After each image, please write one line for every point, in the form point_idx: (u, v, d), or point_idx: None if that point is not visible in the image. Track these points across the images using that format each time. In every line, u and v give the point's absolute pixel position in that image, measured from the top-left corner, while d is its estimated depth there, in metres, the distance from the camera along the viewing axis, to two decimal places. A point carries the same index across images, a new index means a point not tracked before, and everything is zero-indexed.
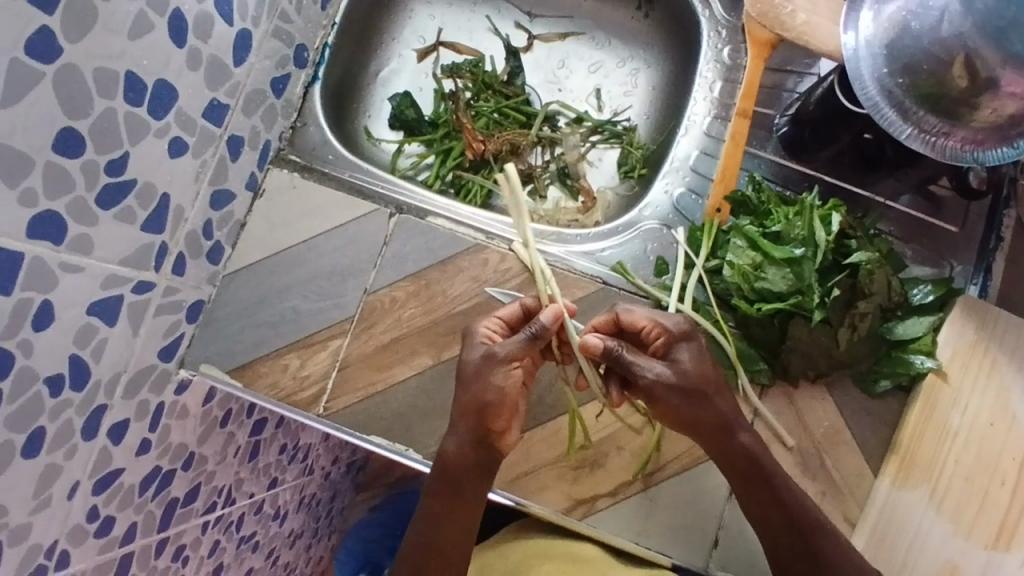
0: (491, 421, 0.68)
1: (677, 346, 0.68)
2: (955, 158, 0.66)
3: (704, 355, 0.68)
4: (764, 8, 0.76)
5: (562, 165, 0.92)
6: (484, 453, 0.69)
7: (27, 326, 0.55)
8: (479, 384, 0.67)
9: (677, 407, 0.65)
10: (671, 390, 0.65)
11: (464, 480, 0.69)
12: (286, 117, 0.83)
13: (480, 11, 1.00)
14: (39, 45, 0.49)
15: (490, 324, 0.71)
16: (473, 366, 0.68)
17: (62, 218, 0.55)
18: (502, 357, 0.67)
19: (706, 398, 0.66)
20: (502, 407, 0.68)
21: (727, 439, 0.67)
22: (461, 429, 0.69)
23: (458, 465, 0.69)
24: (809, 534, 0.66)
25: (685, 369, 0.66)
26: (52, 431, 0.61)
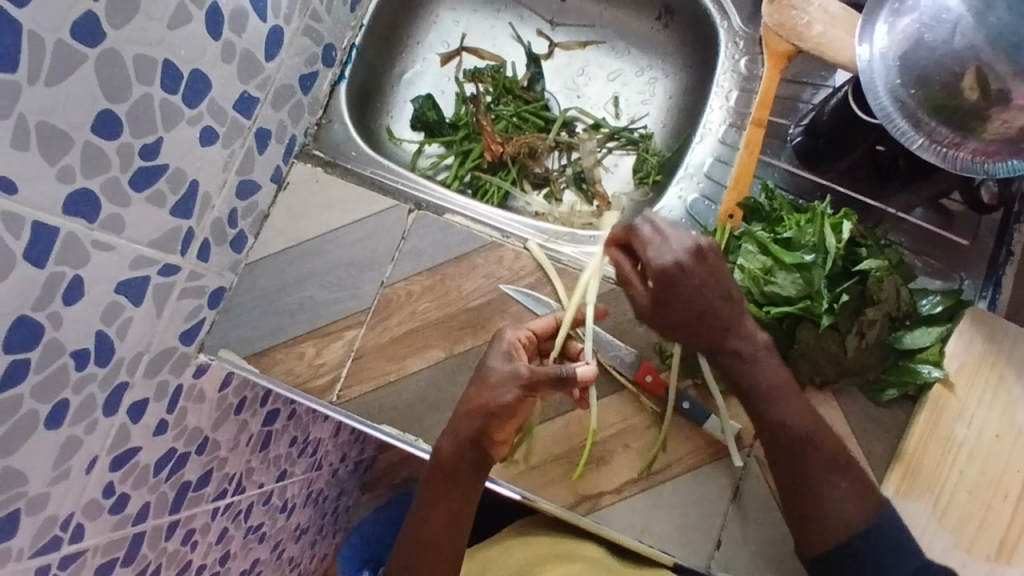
0: (493, 430, 0.70)
1: (666, 287, 0.67)
2: (967, 170, 0.66)
3: (699, 288, 0.66)
4: (781, 19, 0.78)
5: (579, 170, 0.94)
6: (479, 455, 0.71)
7: (58, 299, 0.57)
8: (492, 391, 0.70)
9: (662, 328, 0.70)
10: (654, 320, 0.69)
11: (458, 477, 0.72)
12: (312, 113, 0.86)
13: (503, 18, 1.02)
14: (84, 29, 0.52)
15: (523, 337, 0.74)
16: (496, 374, 0.70)
17: (97, 196, 0.58)
18: (526, 379, 0.68)
19: (688, 330, 0.68)
20: (507, 422, 0.70)
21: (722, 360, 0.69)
22: (462, 429, 0.70)
23: (453, 462, 0.71)
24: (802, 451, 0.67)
25: (669, 307, 0.68)
26: (75, 404, 0.63)
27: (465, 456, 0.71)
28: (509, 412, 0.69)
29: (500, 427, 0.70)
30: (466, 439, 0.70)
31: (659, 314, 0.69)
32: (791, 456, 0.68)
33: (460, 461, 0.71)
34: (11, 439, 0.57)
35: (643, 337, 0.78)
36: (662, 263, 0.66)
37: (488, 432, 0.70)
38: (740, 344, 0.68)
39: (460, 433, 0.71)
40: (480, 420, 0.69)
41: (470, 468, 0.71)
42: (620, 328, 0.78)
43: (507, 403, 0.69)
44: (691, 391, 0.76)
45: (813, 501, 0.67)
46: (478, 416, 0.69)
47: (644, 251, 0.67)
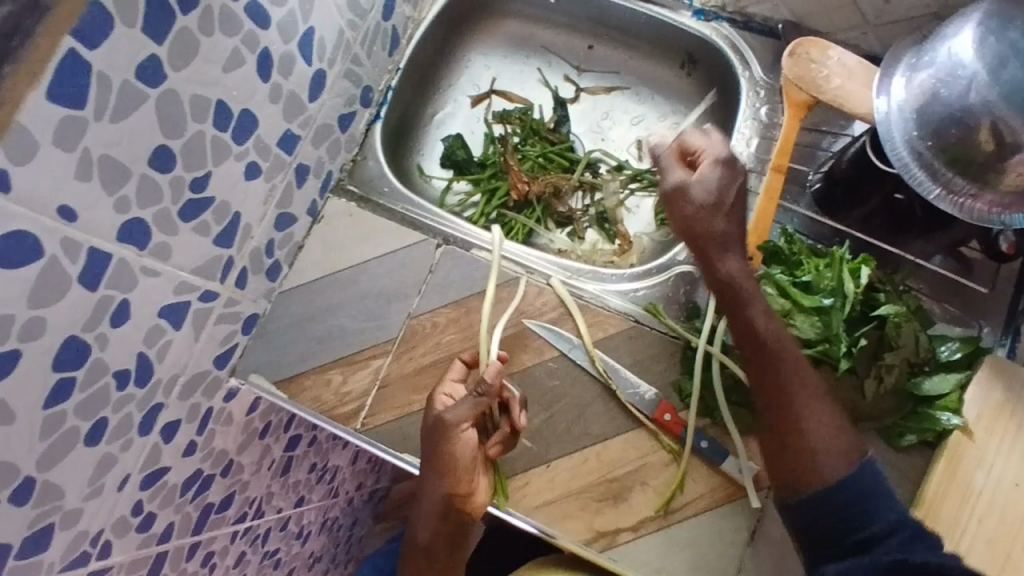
0: (454, 482, 0.75)
1: (716, 165, 0.74)
2: (983, 220, 0.69)
3: (730, 192, 0.73)
4: (800, 72, 0.81)
5: (601, 210, 0.96)
6: (456, 511, 0.78)
7: (106, 321, 0.60)
8: (440, 450, 0.74)
9: (686, 214, 0.73)
10: (688, 195, 0.73)
11: (445, 533, 0.81)
12: (349, 150, 0.90)
13: (532, 63, 1.07)
14: (147, 70, 0.56)
15: (451, 390, 0.78)
16: (431, 429, 0.75)
17: (148, 225, 0.61)
18: (451, 423, 0.74)
19: (715, 212, 0.72)
20: (460, 470, 0.74)
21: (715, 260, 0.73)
22: (432, 488, 0.77)
23: (436, 514, 0.79)
24: (780, 383, 0.68)
25: (714, 186, 0.73)
26: (114, 422, 0.65)
27: (444, 516, 0.79)
28: (456, 460, 0.74)
29: (455, 477, 0.75)
30: (439, 494, 0.77)
31: (700, 190, 0.73)
32: (778, 386, 0.68)
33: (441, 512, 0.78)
34: (53, 454, 0.59)
35: (664, 375, 0.79)
36: (717, 148, 0.75)
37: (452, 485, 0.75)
38: (730, 266, 0.72)
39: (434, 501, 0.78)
40: (439, 476, 0.75)
41: (450, 517, 0.79)
42: (640, 365, 0.80)
43: (453, 453, 0.74)
44: (710, 430, 0.77)
45: (798, 426, 0.66)
46: (438, 471, 0.75)
47: (704, 142, 0.76)
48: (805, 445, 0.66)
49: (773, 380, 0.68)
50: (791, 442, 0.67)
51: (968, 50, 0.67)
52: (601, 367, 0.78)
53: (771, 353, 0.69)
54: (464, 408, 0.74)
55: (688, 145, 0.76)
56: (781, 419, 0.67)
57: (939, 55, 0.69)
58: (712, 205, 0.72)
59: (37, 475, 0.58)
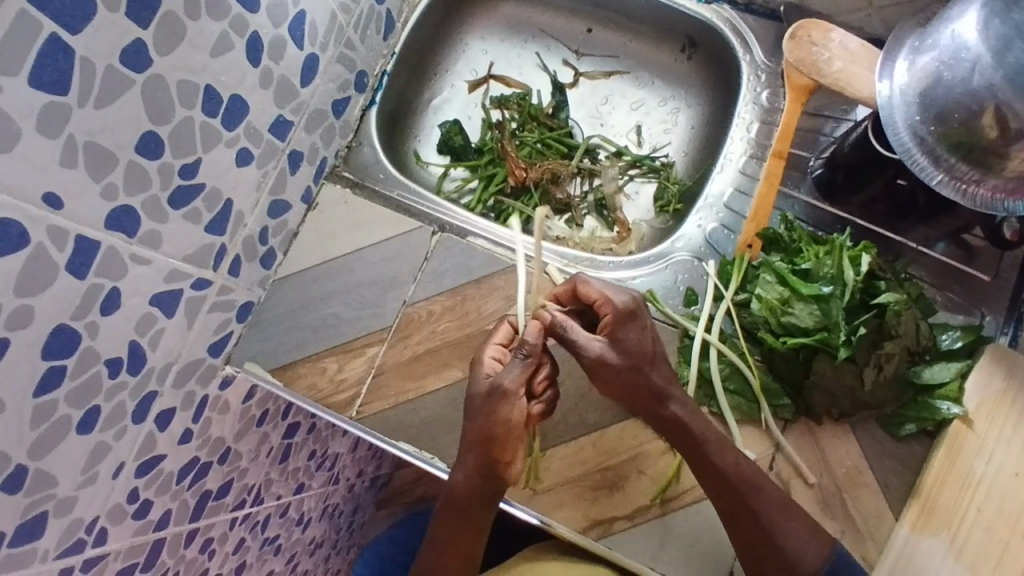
0: (500, 454, 0.70)
1: (621, 326, 0.71)
2: (986, 207, 0.68)
3: (646, 333, 0.71)
4: (801, 54, 0.79)
5: (600, 197, 0.95)
6: (492, 484, 0.72)
7: (95, 309, 0.59)
8: (491, 417, 0.70)
9: (608, 377, 0.70)
10: (613, 363, 0.70)
11: (473, 505, 0.74)
12: (343, 136, 0.89)
13: (530, 48, 1.05)
14: (132, 55, 0.55)
15: (495, 351, 0.75)
16: (486, 394, 0.70)
17: (137, 212, 0.61)
18: (508, 389, 0.69)
19: (639, 371, 0.70)
20: (510, 440, 0.69)
21: (657, 407, 0.70)
22: (472, 461, 0.72)
23: (467, 494, 0.73)
24: (751, 502, 0.68)
25: (627, 348, 0.70)
26: (107, 410, 0.65)
27: (478, 487, 0.72)
28: (508, 429, 0.69)
29: (503, 446, 0.69)
30: (479, 470, 0.71)
31: (619, 356, 0.70)
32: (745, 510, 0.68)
33: (476, 494, 0.72)
34: (44, 441, 0.59)
35: None
36: (616, 307, 0.71)
37: (497, 459, 0.70)
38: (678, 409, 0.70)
39: (469, 465, 0.72)
40: (483, 446, 0.70)
41: (485, 499, 0.73)
42: None
43: (504, 422, 0.69)
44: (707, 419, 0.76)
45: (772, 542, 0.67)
46: (483, 442, 0.70)
47: (595, 291, 0.72)
48: (783, 556, 0.67)
49: (743, 500, 0.68)
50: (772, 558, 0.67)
51: (973, 33, 0.65)
52: None
53: (737, 485, 0.68)
54: (520, 372, 0.70)
55: (581, 290, 0.73)
56: (754, 538, 0.67)
57: (943, 37, 0.67)
58: (632, 367, 0.70)
59: (29, 463, 0.58)
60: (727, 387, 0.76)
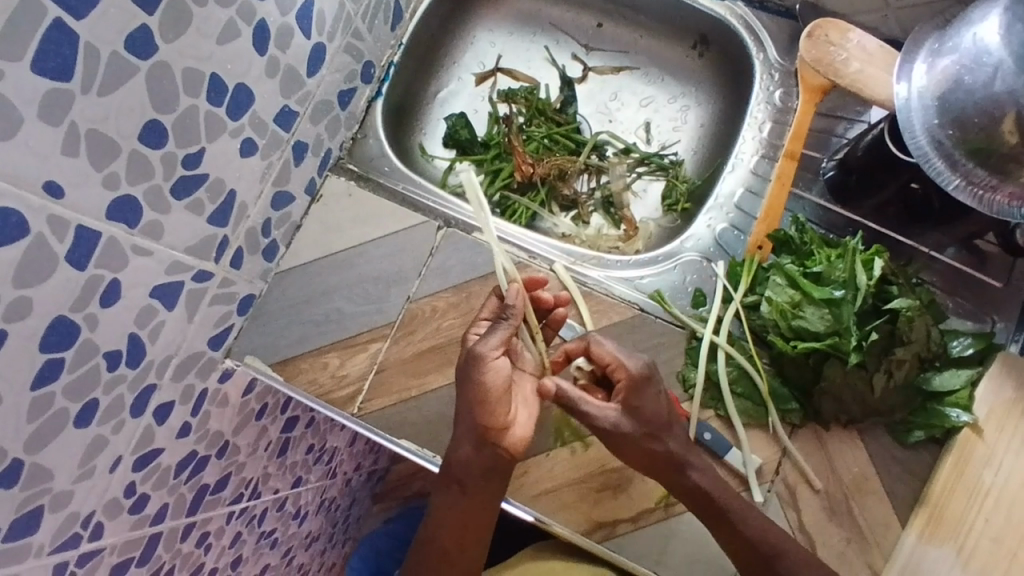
0: (491, 416, 0.69)
1: (637, 393, 0.69)
2: (1002, 214, 0.67)
3: (661, 396, 0.69)
4: (818, 54, 0.78)
5: (607, 195, 0.94)
6: (489, 451, 0.70)
7: (95, 301, 0.58)
8: (475, 379, 0.69)
9: (620, 446, 0.69)
10: (627, 433, 0.68)
11: (471, 483, 0.71)
12: (348, 128, 0.87)
13: (539, 41, 1.04)
14: (138, 42, 0.54)
15: (480, 325, 0.75)
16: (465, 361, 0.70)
17: (139, 203, 0.59)
18: (488, 351, 0.69)
19: (654, 440, 0.68)
20: (499, 399, 0.69)
21: (678, 476, 0.69)
22: (464, 430, 0.70)
23: (465, 467, 0.71)
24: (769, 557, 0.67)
25: (642, 417, 0.68)
26: (105, 403, 0.63)
27: (476, 459, 0.70)
28: (493, 389, 0.69)
29: (491, 407, 0.69)
30: (471, 437, 0.70)
31: (632, 427, 0.68)
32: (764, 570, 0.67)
33: (474, 465, 0.70)
34: (42, 435, 0.57)
35: (669, 365, 0.77)
36: (629, 369, 0.70)
37: (487, 422, 0.70)
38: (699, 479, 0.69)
39: (463, 436, 0.71)
40: (471, 412, 0.70)
41: (486, 473, 0.71)
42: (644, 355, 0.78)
43: (490, 382, 0.69)
44: (713, 421, 0.75)
45: None
46: (471, 405, 0.70)
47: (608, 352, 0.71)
48: None
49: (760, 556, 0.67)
50: None
51: (995, 37, 0.64)
52: None
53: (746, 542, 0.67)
54: (500, 334, 0.69)
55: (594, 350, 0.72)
56: None
57: (963, 41, 0.67)
58: (644, 435, 0.68)
59: (25, 458, 0.57)
60: (734, 390, 0.75)
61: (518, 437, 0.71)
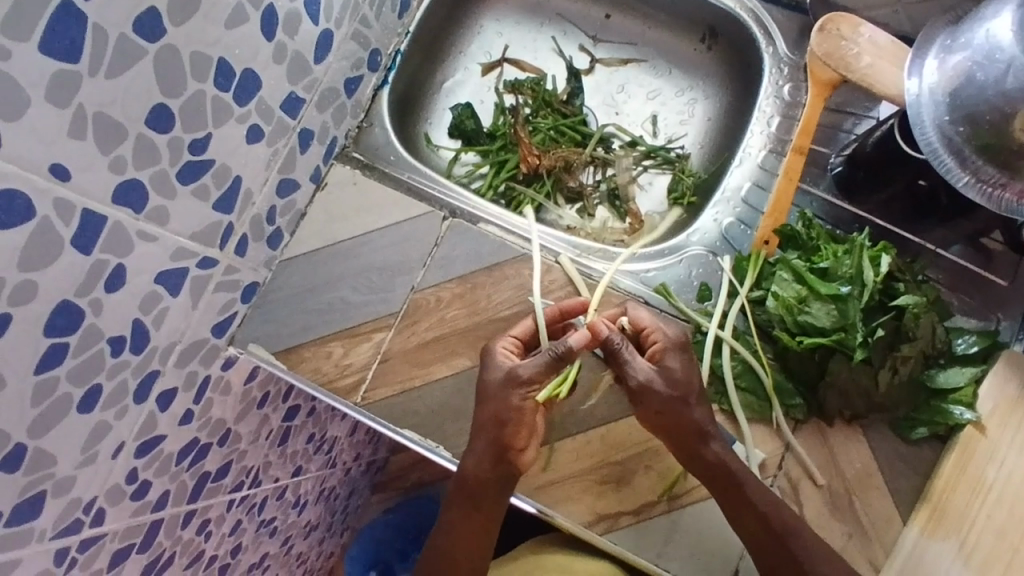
0: (511, 438, 0.70)
1: (671, 354, 0.71)
2: (1011, 211, 0.66)
3: (692, 368, 0.71)
4: (830, 48, 0.76)
5: (613, 187, 0.94)
6: (502, 471, 0.71)
7: (100, 286, 0.57)
8: (504, 402, 0.70)
9: (650, 402, 0.69)
10: (661, 390, 0.68)
11: (479, 495, 0.72)
12: (354, 116, 0.87)
13: (546, 32, 1.03)
14: (146, 25, 0.53)
15: (508, 344, 0.74)
16: (495, 383, 0.71)
17: (146, 188, 0.59)
18: (524, 379, 0.70)
19: (683, 404, 0.69)
20: (519, 424, 0.70)
21: (699, 446, 0.69)
22: (481, 448, 0.71)
23: (479, 483, 0.72)
24: (790, 543, 0.67)
25: (673, 377, 0.69)
26: (109, 389, 0.63)
27: (489, 475, 0.71)
28: (520, 415, 0.70)
29: (515, 430, 0.70)
30: (488, 457, 0.71)
31: (665, 384, 0.69)
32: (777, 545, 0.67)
33: (485, 481, 0.71)
34: (45, 420, 0.57)
35: None
36: (668, 334, 0.72)
37: (506, 443, 0.70)
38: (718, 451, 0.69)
39: (479, 454, 0.71)
40: (493, 432, 0.71)
41: (495, 489, 0.72)
42: None
43: (514, 407, 0.70)
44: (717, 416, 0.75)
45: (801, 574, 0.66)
46: (493, 427, 0.70)
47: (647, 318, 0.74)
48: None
49: (782, 542, 0.67)
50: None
51: (1008, 34, 0.64)
52: None
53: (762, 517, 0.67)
54: (540, 367, 0.70)
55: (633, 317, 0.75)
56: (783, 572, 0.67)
57: (976, 37, 0.67)
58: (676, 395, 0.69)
59: (28, 442, 0.57)
60: (739, 384, 0.75)
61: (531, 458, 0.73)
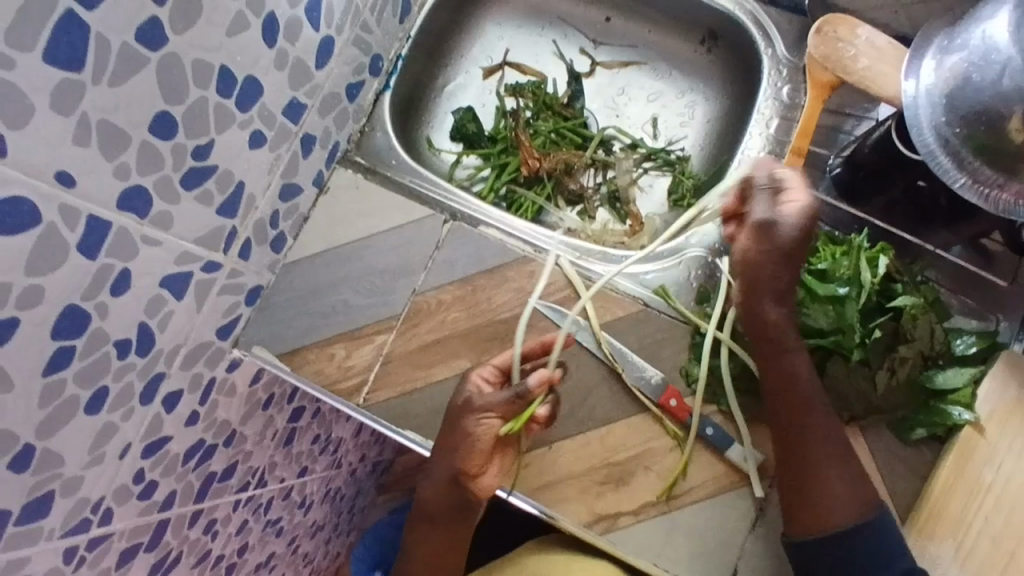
0: (463, 464, 0.78)
1: (792, 215, 0.70)
2: (1008, 212, 0.67)
3: (801, 246, 0.71)
4: (826, 50, 0.77)
5: (613, 189, 0.94)
6: (456, 491, 0.81)
7: (105, 290, 0.59)
8: (461, 429, 0.77)
9: (746, 239, 0.73)
10: (755, 237, 0.72)
11: (442, 512, 0.84)
12: (356, 121, 0.88)
13: (547, 35, 1.04)
14: (148, 33, 0.54)
15: (485, 371, 0.79)
16: (456, 408, 0.78)
17: (149, 193, 0.60)
18: (477, 409, 0.76)
19: (764, 263, 0.71)
20: (472, 453, 0.77)
21: (755, 305, 0.72)
22: (438, 471, 0.80)
23: (438, 501, 0.83)
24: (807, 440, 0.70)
25: (777, 233, 0.71)
26: (115, 391, 0.64)
27: (446, 492, 0.82)
28: (471, 444, 0.77)
29: (465, 457, 0.77)
30: (444, 477, 0.80)
31: (762, 235, 0.71)
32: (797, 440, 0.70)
33: (442, 499, 0.82)
34: (52, 422, 0.58)
35: (671, 360, 0.77)
36: (799, 198, 0.71)
37: (458, 469, 0.79)
38: (770, 310, 0.71)
39: (437, 476, 0.81)
40: (450, 457, 0.78)
41: (452, 506, 0.83)
42: (648, 349, 0.78)
43: (468, 435, 0.77)
44: (716, 417, 0.76)
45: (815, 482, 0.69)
46: (448, 452, 0.78)
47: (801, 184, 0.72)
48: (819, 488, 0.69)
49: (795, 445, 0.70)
50: (806, 483, 0.69)
51: (1003, 34, 0.65)
52: (608, 350, 0.77)
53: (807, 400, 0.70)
54: (495, 400, 0.75)
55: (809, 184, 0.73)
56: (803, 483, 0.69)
57: (973, 37, 0.67)
58: (779, 255, 0.71)
59: (36, 443, 0.58)
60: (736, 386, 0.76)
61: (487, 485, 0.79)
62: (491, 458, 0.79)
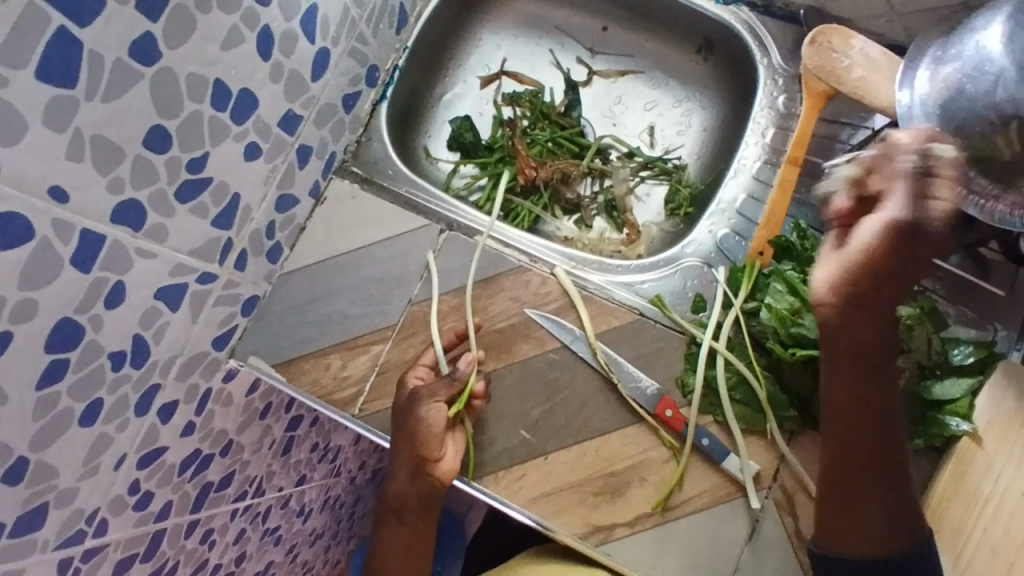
0: (423, 451, 0.77)
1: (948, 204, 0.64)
2: (1004, 224, 0.67)
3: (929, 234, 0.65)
4: (821, 61, 0.78)
5: (610, 198, 0.94)
6: (422, 480, 0.79)
7: (99, 303, 0.59)
8: (411, 419, 0.76)
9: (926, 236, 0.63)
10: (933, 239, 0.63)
11: (409, 506, 0.83)
12: (353, 131, 0.88)
13: (544, 45, 1.04)
14: (142, 48, 0.55)
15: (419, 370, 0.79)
16: (403, 403, 0.77)
17: (144, 207, 0.60)
18: (424, 394, 0.76)
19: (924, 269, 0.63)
20: (430, 438, 0.76)
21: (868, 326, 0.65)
22: (401, 462, 0.79)
23: (404, 494, 0.83)
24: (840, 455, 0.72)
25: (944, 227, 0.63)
26: (109, 403, 0.64)
27: (413, 485, 0.81)
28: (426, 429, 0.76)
29: (423, 444, 0.76)
30: (408, 469, 0.79)
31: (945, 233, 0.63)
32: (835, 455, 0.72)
33: (410, 492, 0.81)
34: (46, 434, 0.59)
35: (666, 370, 0.78)
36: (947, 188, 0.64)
37: (419, 456, 0.77)
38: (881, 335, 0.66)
39: (403, 467, 0.80)
40: (408, 446, 0.77)
41: (420, 495, 0.82)
42: (644, 358, 0.78)
43: (421, 421, 0.76)
44: (711, 427, 0.76)
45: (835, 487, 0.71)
46: (404, 445, 0.78)
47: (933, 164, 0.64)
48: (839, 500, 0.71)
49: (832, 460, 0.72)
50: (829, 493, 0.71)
51: (997, 46, 0.65)
52: (604, 360, 0.77)
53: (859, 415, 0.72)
54: (438, 384, 0.76)
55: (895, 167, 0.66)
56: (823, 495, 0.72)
57: (967, 48, 0.67)
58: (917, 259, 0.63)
59: (31, 455, 0.58)
60: (733, 396, 0.75)
61: (448, 467, 0.76)
62: (445, 442, 0.77)
